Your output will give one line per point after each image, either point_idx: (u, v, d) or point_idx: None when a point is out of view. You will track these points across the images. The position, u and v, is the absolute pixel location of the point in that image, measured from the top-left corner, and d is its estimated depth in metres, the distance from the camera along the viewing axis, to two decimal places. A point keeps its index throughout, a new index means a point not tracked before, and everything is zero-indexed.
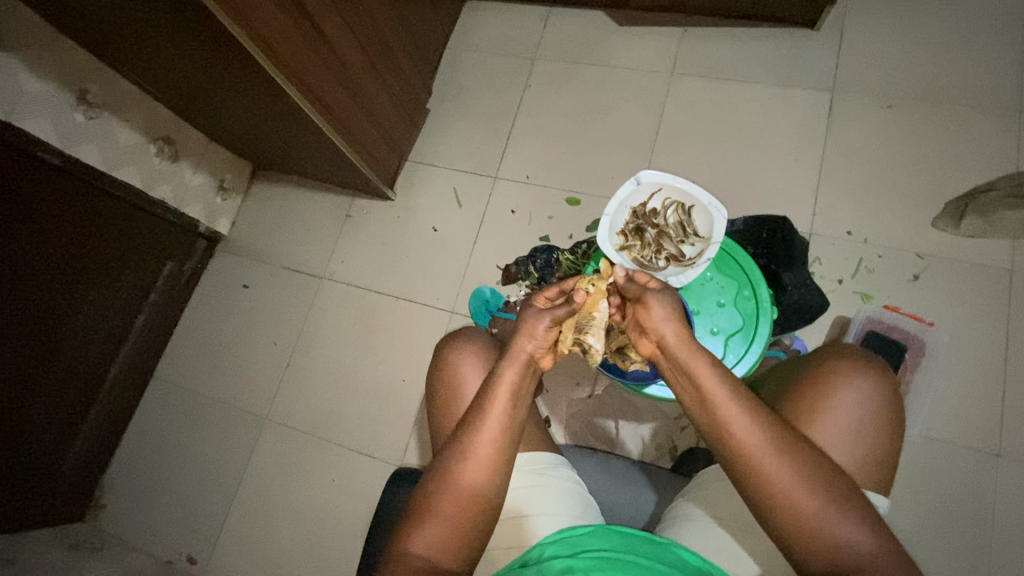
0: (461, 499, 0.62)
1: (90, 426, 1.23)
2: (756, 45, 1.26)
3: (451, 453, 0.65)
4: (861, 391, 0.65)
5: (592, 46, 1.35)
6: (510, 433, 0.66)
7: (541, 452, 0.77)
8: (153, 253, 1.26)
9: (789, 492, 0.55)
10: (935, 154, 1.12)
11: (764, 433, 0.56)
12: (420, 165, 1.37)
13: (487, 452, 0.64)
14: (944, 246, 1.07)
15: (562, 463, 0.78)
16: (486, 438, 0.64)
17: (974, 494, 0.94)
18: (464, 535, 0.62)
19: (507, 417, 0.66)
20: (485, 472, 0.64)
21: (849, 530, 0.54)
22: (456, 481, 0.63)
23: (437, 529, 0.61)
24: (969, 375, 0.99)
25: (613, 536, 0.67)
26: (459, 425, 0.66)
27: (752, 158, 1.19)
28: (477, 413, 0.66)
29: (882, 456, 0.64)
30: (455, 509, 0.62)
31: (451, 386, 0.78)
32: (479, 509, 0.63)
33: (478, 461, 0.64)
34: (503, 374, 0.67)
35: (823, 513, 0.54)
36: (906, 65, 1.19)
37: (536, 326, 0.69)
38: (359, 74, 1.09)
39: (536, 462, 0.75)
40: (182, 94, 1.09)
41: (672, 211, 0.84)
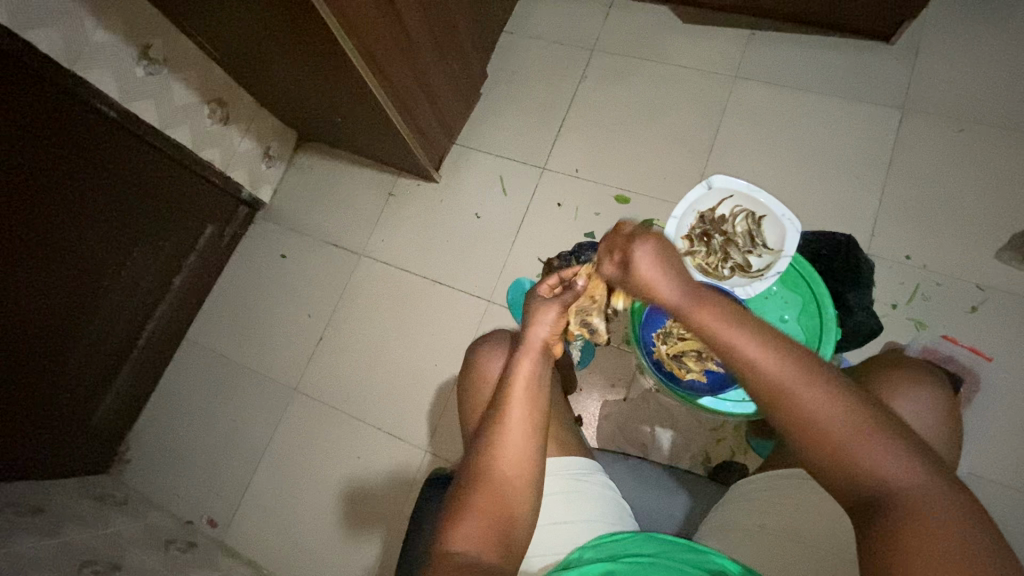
0: (495, 492, 0.62)
1: (121, 381, 1.23)
2: (826, 55, 1.22)
3: (481, 449, 0.64)
4: (921, 404, 0.63)
5: (655, 41, 1.32)
6: (534, 426, 0.66)
7: (576, 457, 0.76)
8: (195, 214, 1.25)
9: (790, 393, 0.50)
10: (1007, 184, 1.09)
11: (837, 412, 0.49)
12: (470, 150, 1.35)
13: (516, 446, 0.64)
14: (1008, 280, 1.03)
15: (595, 469, 0.77)
16: (510, 431, 0.64)
17: (1017, 537, 0.91)
18: (501, 531, 0.61)
19: (528, 416, 0.65)
20: (516, 462, 0.63)
21: (889, 459, 0.47)
22: (488, 477, 0.63)
23: (477, 524, 0.60)
24: (1021, 414, 0.97)
25: (654, 543, 0.66)
26: (486, 421, 0.66)
27: (812, 171, 1.16)
28: (499, 408, 0.66)
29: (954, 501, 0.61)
30: (493, 503, 0.61)
31: (477, 388, 0.77)
32: (514, 501, 0.62)
33: (507, 453, 0.64)
34: (519, 367, 0.67)
35: (832, 424, 0.48)
36: (985, 90, 1.15)
37: (545, 314, 0.69)
38: (423, 53, 1.07)
39: (571, 466, 0.75)
40: (241, 56, 1.07)
41: (741, 219, 0.81)
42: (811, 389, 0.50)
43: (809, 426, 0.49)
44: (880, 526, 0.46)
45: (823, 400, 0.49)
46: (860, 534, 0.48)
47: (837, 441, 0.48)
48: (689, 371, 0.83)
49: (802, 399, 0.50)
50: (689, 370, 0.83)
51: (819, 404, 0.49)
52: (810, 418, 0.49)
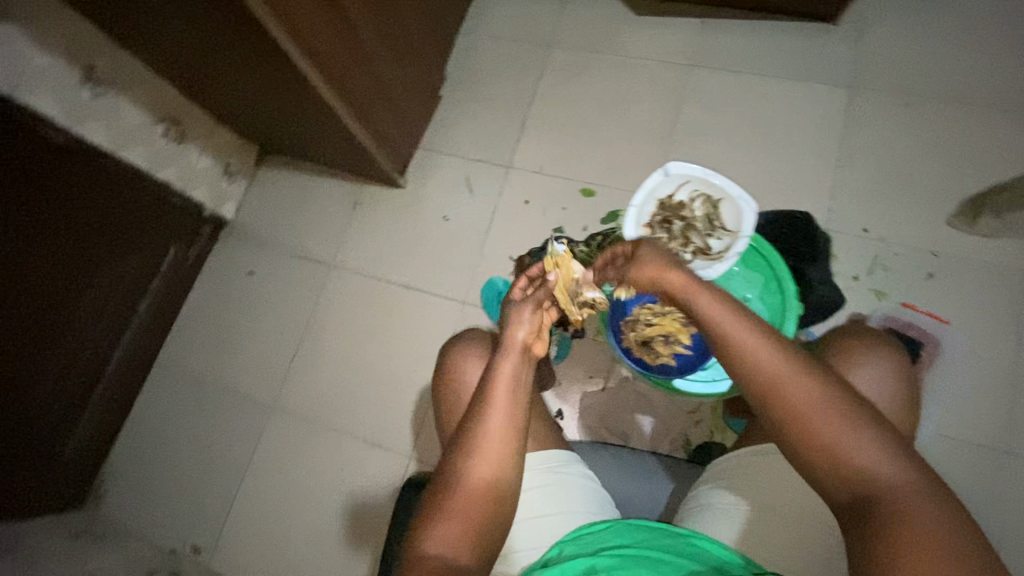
0: (474, 494, 0.62)
1: (90, 412, 1.20)
2: (774, 39, 1.25)
3: (458, 452, 0.64)
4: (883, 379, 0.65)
5: (609, 35, 1.34)
6: (514, 428, 0.65)
7: (554, 450, 0.77)
8: (156, 237, 1.22)
9: (779, 386, 0.54)
10: (953, 154, 1.13)
11: (826, 404, 0.52)
12: (434, 153, 1.34)
13: (495, 447, 0.64)
14: (959, 245, 1.07)
15: (574, 459, 0.78)
16: (490, 433, 0.64)
17: (984, 491, 0.95)
18: (478, 533, 0.60)
19: (511, 416, 0.66)
20: (494, 463, 0.64)
21: (880, 459, 0.50)
22: (466, 479, 0.62)
23: (452, 527, 0.60)
24: (981, 374, 1.00)
25: (634, 531, 0.67)
26: (463, 424, 0.66)
27: (769, 153, 1.18)
28: (477, 410, 0.66)
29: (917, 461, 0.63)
30: (470, 503, 0.61)
31: (454, 392, 0.78)
32: (492, 502, 0.62)
33: (486, 454, 0.64)
34: (500, 368, 0.68)
35: (817, 416, 0.52)
36: (926, 64, 1.19)
37: (522, 314, 0.71)
38: (377, 58, 1.07)
39: (549, 460, 0.75)
40: (190, 72, 1.05)
41: (699, 203, 0.82)
42: (800, 383, 0.54)
43: (799, 421, 0.53)
44: (875, 525, 0.48)
45: (812, 394, 0.53)
46: (845, 531, 0.51)
47: (820, 435, 0.52)
48: (659, 356, 0.86)
49: (791, 394, 0.54)
50: (659, 355, 0.87)
51: (807, 398, 0.53)
52: (797, 411, 0.53)
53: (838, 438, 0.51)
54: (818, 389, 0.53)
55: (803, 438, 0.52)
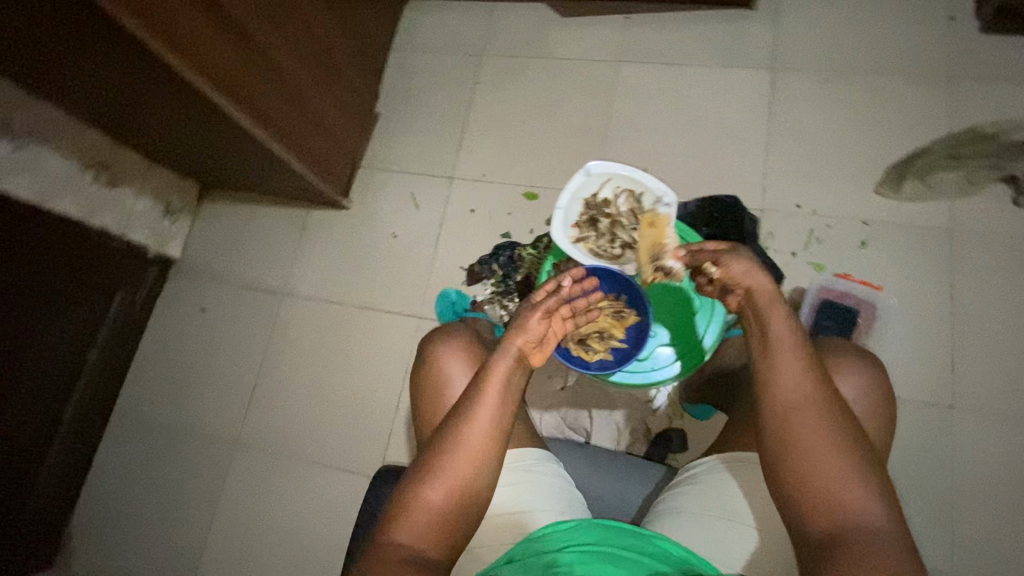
0: (450, 491, 0.62)
1: (49, 470, 1.17)
2: (696, 28, 1.29)
3: (439, 448, 0.64)
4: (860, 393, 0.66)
5: (537, 38, 1.35)
6: (498, 433, 0.65)
7: (530, 448, 0.77)
8: (101, 284, 1.20)
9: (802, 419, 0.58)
10: (874, 124, 1.17)
11: (836, 448, 0.56)
12: (375, 171, 1.34)
13: (476, 450, 0.63)
14: (888, 212, 1.11)
15: (548, 459, 0.78)
16: (474, 435, 0.64)
17: (933, 446, 0.99)
18: (447, 529, 0.61)
19: (498, 421, 0.65)
20: (473, 465, 0.63)
21: (872, 506, 0.54)
22: (443, 476, 0.62)
23: (422, 521, 0.60)
24: (921, 333, 1.04)
25: (599, 529, 0.66)
26: (448, 421, 0.66)
27: (701, 139, 1.21)
28: (466, 408, 0.65)
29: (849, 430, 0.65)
30: (444, 500, 0.62)
31: (438, 383, 0.77)
32: (466, 501, 0.63)
33: (466, 455, 0.63)
34: (494, 369, 0.67)
35: (823, 454, 0.56)
36: (841, 39, 1.23)
37: (529, 319, 0.69)
38: (300, 85, 1.07)
39: (522, 458, 0.75)
40: (111, 117, 1.04)
41: (623, 199, 0.84)
42: (820, 423, 0.57)
43: (803, 454, 0.57)
44: (839, 558, 0.52)
45: (830, 435, 0.56)
46: (805, 555, 0.56)
47: (823, 471, 0.56)
48: (596, 352, 0.84)
49: (807, 429, 0.57)
50: (596, 351, 0.84)
51: (818, 437, 0.57)
52: (803, 446, 0.57)
53: (839, 477, 0.55)
54: (840, 431, 0.56)
55: (802, 472, 0.56)
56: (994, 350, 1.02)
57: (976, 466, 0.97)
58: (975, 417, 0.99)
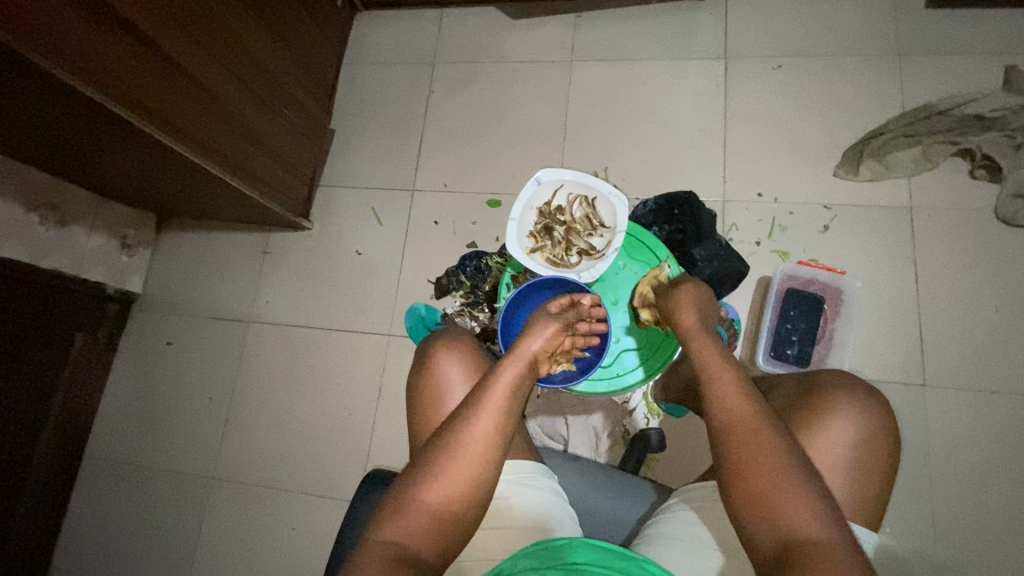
0: (450, 490, 0.58)
1: (19, 523, 1.14)
2: (647, 22, 1.28)
3: (442, 442, 0.60)
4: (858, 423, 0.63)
5: (488, 42, 1.34)
6: (501, 437, 0.62)
7: (525, 461, 0.76)
8: (59, 328, 1.17)
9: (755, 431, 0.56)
10: (829, 107, 1.16)
11: (785, 459, 0.53)
12: (335, 189, 1.32)
13: (479, 451, 0.60)
14: (848, 194, 1.11)
15: (543, 473, 0.77)
16: (478, 435, 0.60)
17: (908, 425, 0.99)
18: (440, 533, 0.56)
19: (502, 423, 0.62)
20: (475, 468, 0.59)
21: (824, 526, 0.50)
22: (444, 472, 0.58)
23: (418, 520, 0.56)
24: (889, 313, 1.04)
25: (593, 549, 0.61)
26: (452, 417, 0.62)
27: (660, 134, 1.20)
28: (473, 404, 0.63)
29: (824, 450, 0.62)
30: (441, 500, 0.57)
31: (438, 389, 0.75)
32: (463, 506, 0.58)
33: (469, 455, 0.59)
34: (505, 371, 0.66)
35: (775, 466, 0.53)
36: (792, 24, 1.22)
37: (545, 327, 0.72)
38: (244, 109, 1.04)
39: (517, 470, 0.75)
40: (52, 157, 1.00)
41: (577, 205, 0.83)
42: (769, 437, 0.55)
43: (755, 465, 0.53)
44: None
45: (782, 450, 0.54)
46: None
47: (774, 484, 0.52)
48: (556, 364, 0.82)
49: (757, 441, 0.55)
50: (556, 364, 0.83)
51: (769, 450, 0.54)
52: (756, 459, 0.54)
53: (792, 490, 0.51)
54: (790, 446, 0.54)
55: (754, 488, 0.53)
56: (960, 327, 1.02)
57: (951, 442, 0.98)
58: (947, 393, 1.00)
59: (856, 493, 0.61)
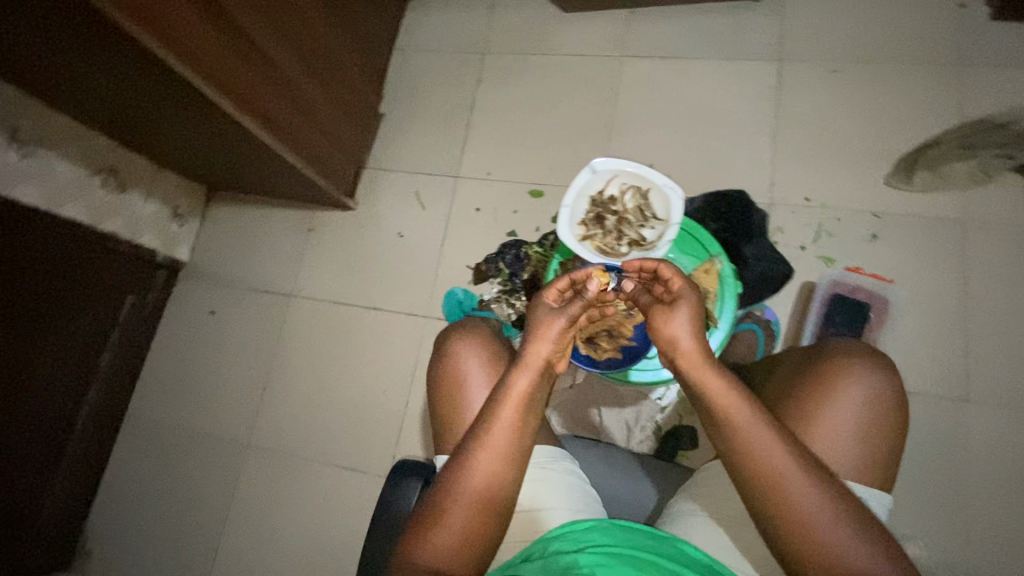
0: (471, 504, 0.63)
1: (63, 473, 1.19)
2: (701, 21, 1.27)
3: (459, 461, 0.65)
4: (864, 395, 0.65)
5: (539, 35, 1.35)
6: (518, 447, 0.66)
7: (543, 446, 0.77)
8: (111, 289, 1.21)
9: (768, 465, 0.57)
10: (884, 114, 1.15)
11: (791, 481, 0.56)
12: (380, 172, 1.34)
13: (495, 465, 0.64)
14: (898, 203, 1.09)
15: (563, 457, 0.78)
16: (491, 450, 0.65)
17: (948, 440, 0.97)
18: (470, 541, 0.62)
19: (516, 435, 0.66)
20: (494, 481, 0.64)
21: (855, 544, 0.54)
22: (464, 489, 0.63)
23: (446, 535, 0.61)
24: (934, 327, 1.02)
25: (617, 531, 0.66)
26: (468, 437, 0.66)
27: (708, 134, 1.20)
28: (486, 422, 0.66)
29: (834, 423, 0.64)
30: (466, 514, 0.62)
31: (455, 389, 0.76)
32: (489, 517, 0.64)
33: (485, 471, 0.64)
34: (515, 383, 0.68)
35: (786, 488, 0.56)
36: (849, 29, 1.21)
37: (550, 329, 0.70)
38: (302, 86, 1.06)
39: (540, 456, 0.75)
40: (119, 123, 1.04)
41: (630, 196, 0.84)
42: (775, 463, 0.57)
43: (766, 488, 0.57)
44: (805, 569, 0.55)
45: (799, 479, 0.56)
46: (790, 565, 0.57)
47: (788, 499, 0.56)
48: (604, 351, 0.89)
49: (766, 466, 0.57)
50: (604, 350, 0.89)
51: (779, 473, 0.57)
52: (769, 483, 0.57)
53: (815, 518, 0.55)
54: (805, 473, 0.57)
55: (771, 509, 0.57)
56: (1010, 344, 1.00)
57: (992, 461, 0.95)
58: (991, 410, 0.98)
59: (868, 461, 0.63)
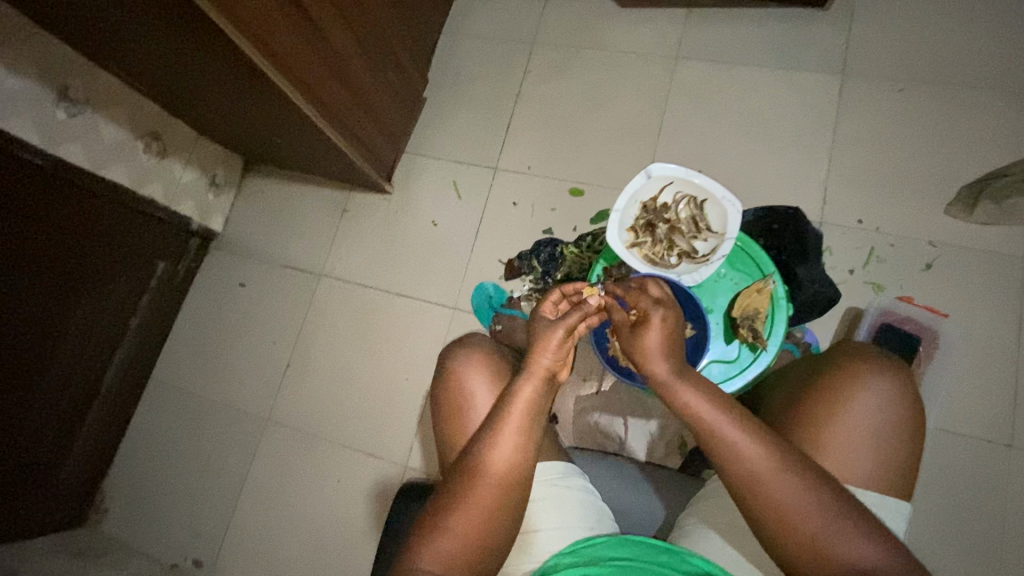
0: (477, 516, 0.60)
1: (87, 431, 1.21)
2: (764, 27, 1.22)
3: (464, 472, 0.62)
4: (874, 403, 0.63)
5: (593, 29, 1.31)
6: (526, 456, 0.64)
7: (550, 462, 0.73)
8: (145, 254, 1.22)
9: (773, 494, 0.55)
10: (949, 139, 1.09)
11: (807, 511, 0.54)
12: (419, 158, 1.33)
13: (502, 475, 0.62)
14: (956, 234, 1.05)
15: (574, 472, 0.74)
16: (499, 459, 0.62)
17: (987, 485, 0.93)
18: (477, 555, 0.60)
19: (524, 445, 0.64)
20: (500, 492, 0.62)
21: (866, 548, 0.53)
22: (469, 500, 0.61)
23: (453, 548, 0.59)
24: (983, 366, 0.98)
25: (630, 546, 0.66)
26: (471, 449, 0.64)
27: (761, 145, 1.16)
28: (492, 430, 0.64)
29: (844, 431, 0.63)
30: (471, 526, 0.60)
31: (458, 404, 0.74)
32: (496, 530, 0.61)
33: (492, 482, 0.62)
34: (520, 392, 0.66)
35: (803, 517, 0.54)
36: (921, 47, 1.15)
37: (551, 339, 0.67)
38: (352, 65, 1.04)
39: (548, 472, 0.72)
40: (168, 89, 1.03)
41: (683, 205, 0.82)
42: (789, 493, 0.55)
43: (783, 518, 0.55)
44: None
45: (800, 494, 0.55)
46: None
47: (805, 524, 0.54)
48: None
49: (781, 497, 0.55)
50: None
51: (794, 503, 0.55)
52: (785, 512, 0.55)
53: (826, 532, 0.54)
54: (824, 498, 0.55)
55: (789, 539, 0.55)
56: None
57: None
58: None
59: (883, 469, 0.62)
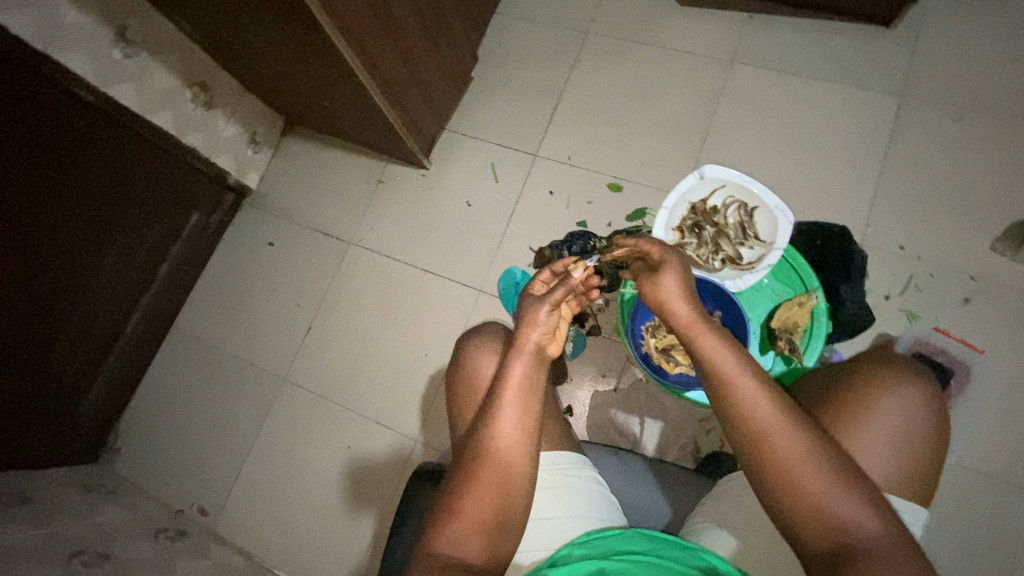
0: (483, 495, 0.60)
1: (107, 371, 1.22)
2: (824, 39, 1.20)
3: (467, 455, 0.62)
4: (901, 408, 0.61)
5: (649, 24, 1.29)
6: (528, 430, 0.63)
7: (563, 451, 0.73)
8: (181, 202, 1.22)
9: (798, 478, 0.53)
10: (1002, 174, 1.07)
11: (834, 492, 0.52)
12: (459, 136, 1.32)
13: (503, 451, 0.62)
14: (999, 271, 1.03)
15: (585, 463, 0.74)
16: (498, 435, 0.62)
17: (1002, 525, 0.92)
18: (489, 535, 0.59)
19: (521, 418, 0.63)
20: (502, 469, 0.61)
21: None
22: (473, 479, 0.60)
23: (462, 527, 0.58)
24: (1011, 406, 0.97)
25: (643, 539, 0.63)
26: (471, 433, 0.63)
27: (808, 159, 1.14)
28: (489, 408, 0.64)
29: (871, 431, 0.60)
30: (479, 506, 0.59)
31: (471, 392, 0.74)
32: (505, 510, 0.61)
33: (494, 460, 0.61)
34: (511, 369, 0.65)
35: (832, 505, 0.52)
36: (985, 75, 1.12)
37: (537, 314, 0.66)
38: (409, 35, 1.03)
39: (559, 461, 0.71)
40: (223, 39, 1.03)
41: (733, 210, 0.86)
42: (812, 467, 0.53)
43: (811, 508, 0.53)
44: None
45: (818, 467, 0.53)
46: None
47: (840, 523, 0.52)
48: (677, 365, 0.93)
49: (805, 480, 0.53)
50: (677, 364, 0.93)
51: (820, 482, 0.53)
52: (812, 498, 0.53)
53: (846, 509, 0.52)
54: (865, 501, 0.52)
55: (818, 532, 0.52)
56: None
57: None
58: None
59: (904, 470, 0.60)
